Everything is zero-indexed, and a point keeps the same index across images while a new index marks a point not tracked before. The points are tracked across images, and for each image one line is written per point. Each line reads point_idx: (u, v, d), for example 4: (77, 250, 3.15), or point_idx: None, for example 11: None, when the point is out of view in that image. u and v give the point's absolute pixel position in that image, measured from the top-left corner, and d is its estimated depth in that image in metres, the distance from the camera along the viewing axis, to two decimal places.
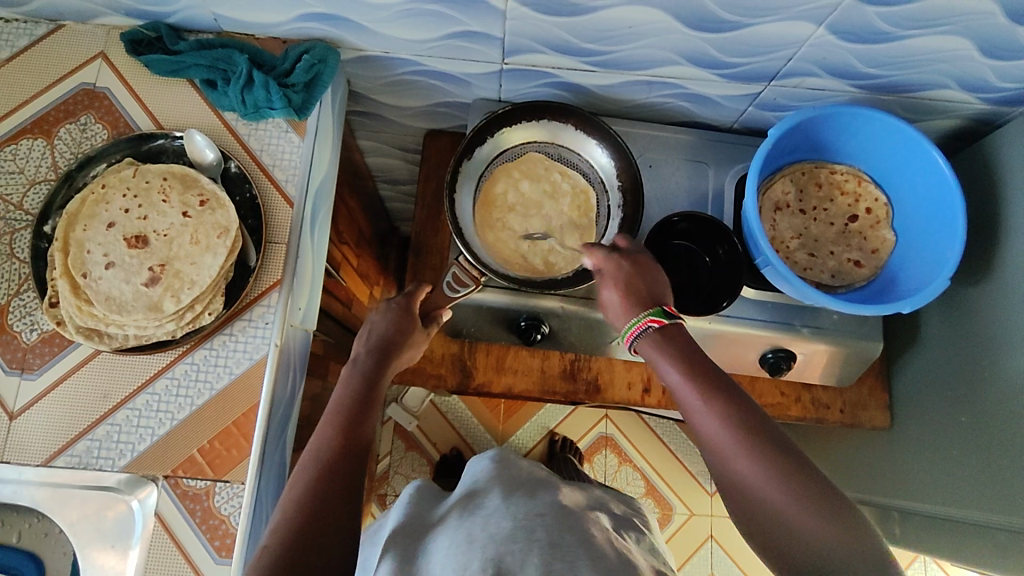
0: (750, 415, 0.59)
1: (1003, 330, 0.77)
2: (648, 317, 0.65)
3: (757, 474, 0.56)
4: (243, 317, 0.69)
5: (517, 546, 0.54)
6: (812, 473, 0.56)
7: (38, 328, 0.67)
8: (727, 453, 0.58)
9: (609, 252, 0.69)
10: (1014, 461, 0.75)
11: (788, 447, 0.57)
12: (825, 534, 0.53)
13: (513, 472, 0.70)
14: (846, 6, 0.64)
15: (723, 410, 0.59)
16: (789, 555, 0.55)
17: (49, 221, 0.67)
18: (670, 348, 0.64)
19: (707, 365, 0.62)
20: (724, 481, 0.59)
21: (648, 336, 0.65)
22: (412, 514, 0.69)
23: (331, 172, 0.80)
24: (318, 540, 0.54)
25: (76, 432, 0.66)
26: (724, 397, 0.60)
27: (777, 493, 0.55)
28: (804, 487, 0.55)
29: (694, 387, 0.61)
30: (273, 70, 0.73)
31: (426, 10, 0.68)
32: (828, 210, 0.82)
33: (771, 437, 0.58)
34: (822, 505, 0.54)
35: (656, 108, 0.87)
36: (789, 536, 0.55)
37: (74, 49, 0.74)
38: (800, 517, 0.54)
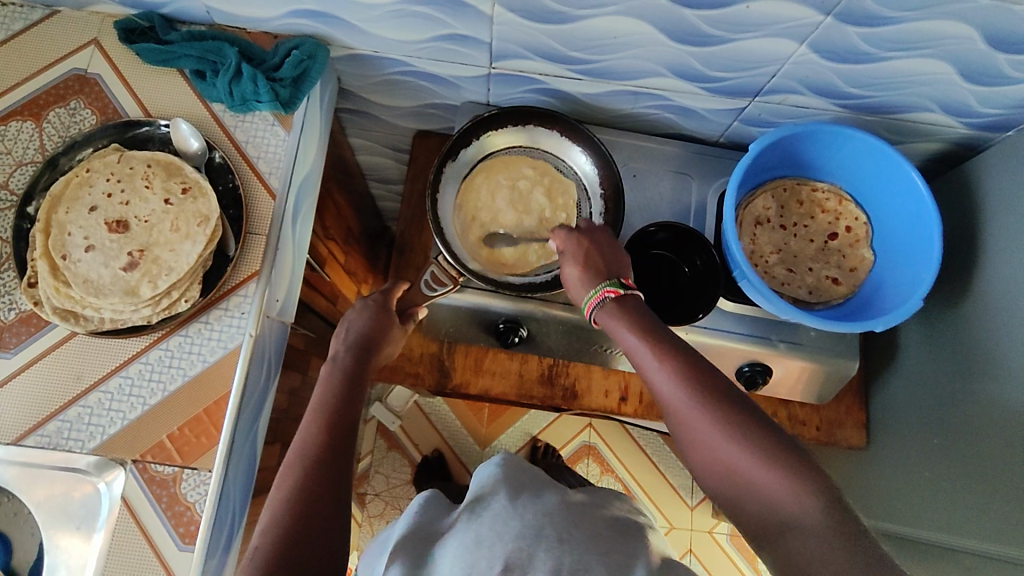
0: (709, 379, 0.59)
1: (978, 354, 0.77)
2: (604, 288, 0.66)
3: (718, 434, 0.56)
4: (219, 306, 0.70)
5: (525, 541, 0.56)
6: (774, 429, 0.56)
7: (16, 307, 0.68)
8: (689, 416, 0.58)
9: (571, 231, 0.70)
10: (983, 486, 0.75)
11: (746, 407, 0.57)
12: (785, 489, 0.52)
13: (520, 473, 0.68)
14: (828, 25, 0.65)
15: (681, 373, 0.59)
16: (746, 506, 0.54)
17: (32, 203, 0.68)
18: (630, 316, 0.64)
19: (666, 331, 0.63)
20: (690, 446, 0.58)
21: (605, 307, 0.65)
22: (420, 523, 0.66)
23: (316, 167, 0.80)
24: (312, 536, 0.53)
25: (47, 413, 0.66)
26: (682, 360, 0.60)
27: (737, 451, 0.55)
28: (764, 442, 0.54)
29: (653, 353, 0.61)
30: (263, 64, 0.75)
31: (415, 12, 0.69)
32: (808, 226, 0.83)
33: (731, 398, 0.57)
34: (784, 461, 0.53)
35: (643, 119, 0.88)
36: (752, 494, 0.54)
37: (67, 35, 0.75)
38: (750, 469, 0.54)
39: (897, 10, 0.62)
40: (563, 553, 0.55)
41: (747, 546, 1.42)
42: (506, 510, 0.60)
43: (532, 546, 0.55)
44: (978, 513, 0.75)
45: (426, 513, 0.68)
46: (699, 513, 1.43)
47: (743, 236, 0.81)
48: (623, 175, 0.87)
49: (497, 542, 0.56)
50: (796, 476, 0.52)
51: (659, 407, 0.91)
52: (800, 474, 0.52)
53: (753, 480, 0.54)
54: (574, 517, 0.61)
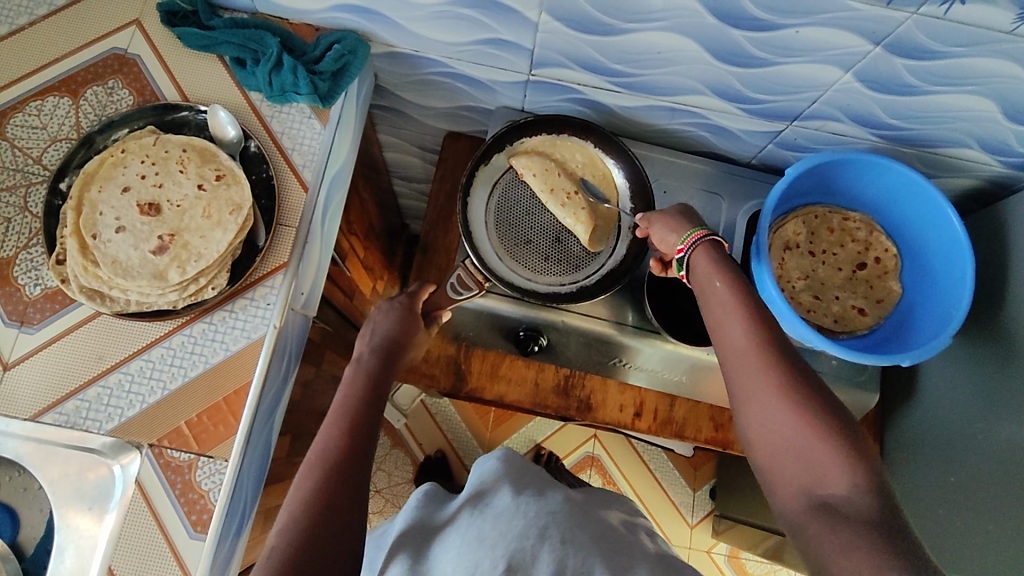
0: (783, 341, 0.54)
1: (1000, 395, 0.77)
2: (704, 231, 0.62)
3: (777, 398, 0.52)
4: (245, 296, 0.69)
5: (529, 541, 0.55)
6: (839, 409, 0.51)
7: (42, 283, 0.68)
8: (759, 376, 0.53)
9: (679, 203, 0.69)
10: (996, 528, 0.74)
11: (814, 380, 0.53)
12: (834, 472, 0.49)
13: (522, 473, 0.69)
14: (875, 54, 0.64)
15: (758, 330, 0.55)
16: (801, 494, 0.50)
17: (65, 179, 0.68)
18: (720, 262, 0.60)
19: (751, 287, 0.58)
20: (741, 406, 0.55)
21: (697, 246, 0.62)
22: (419, 519, 0.67)
23: (348, 161, 0.80)
24: (330, 540, 0.53)
25: (67, 391, 0.66)
26: (764, 318, 0.56)
27: (801, 424, 0.51)
28: (826, 419, 0.50)
29: (733, 304, 0.57)
30: (303, 56, 0.75)
31: (459, 14, 0.69)
32: (837, 255, 0.82)
33: (801, 367, 0.53)
34: (840, 441, 0.49)
35: (676, 135, 0.87)
36: (793, 465, 0.51)
37: (110, 14, 0.75)
38: (822, 456, 0.49)
39: (947, 45, 0.61)
40: (561, 553, 0.54)
41: (744, 567, 1.41)
42: (508, 509, 0.60)
43: (536, 546, 0.55)
44: (992, 555, 0.74)
45: (424, 508, 0.69)
46: (699, 532, 1.42)
47: (772, 260, 0.80)
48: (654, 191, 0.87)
49: (500, 542, 0.56)
50: (849, 459, 0.49)
51: (673, 426, 0.90)
52: (855, 460, 0.49)
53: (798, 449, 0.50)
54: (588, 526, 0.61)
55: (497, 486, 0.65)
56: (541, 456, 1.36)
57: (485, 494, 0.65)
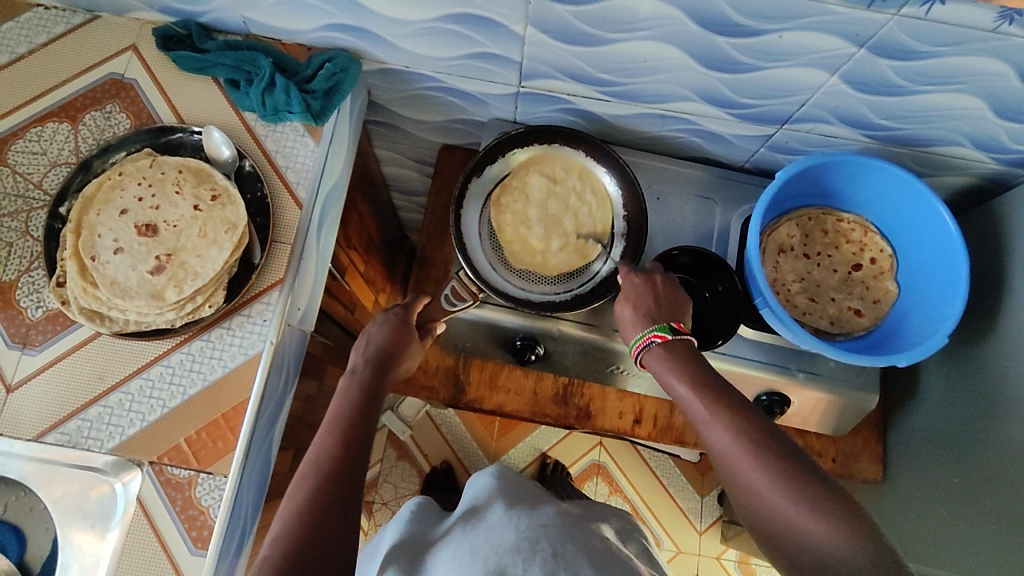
0: (757, 424, 0.58)
1: (1001, 393, 0.76)
2: (652, 332, 0.66)
3: (764, 479, 0.55)
4: (241, 312, 0.70)
5: (520, 556, 0.55)
6: (818, 475, 0.54)
7: (44, 306, 0.69)
8: (739, 465, 0.56)
9: (634, 272, 0.72)
10: (1000, 527, 0.73)
11: (793, 453, 0.56)
12: (835, 538, 0.50)
13: (514, 488, 0.70)
14: (860, 57, 0.65)
15: (732, 420, 0.58)
16: (807, 568, 0.52)
17: (64, 203, 0.69)
18: (678, 363, 0.64)
19: (717, 379, 0.62)
20: (739, 497, 0.57)
21: (653, 351, 0.66)
22: (411, 532, 0.68)
23: (342, 177, 0.81)
24: (321, 550, 0.53)
25: (69, 411, 0.67)
26: (734, 409, 0.59)
27: (787, 501, 0.53)
28: (810, 489, 0.53)
29: (704, 401, 0.60)
30: (296, 75, 0.76)
31: (447, 29, 0.70)
32: (832, 257, 0.82)
33: (778, 446, 0.56)
34: (829, 507, 0.52)
35: (668, 142, 0.88)
36: (797, 542, 0.52)
37: (107, 40, 0.77)
38: (811, 525, 0.52)
39: (932, 45, 0.61)
40: (551, 566, 0.54)
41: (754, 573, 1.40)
42: (500, 522, 0.60)
43: (527, 561, 0.54)
44: (994, 557, 0.73)
45: (417, 522, 0.70)
46: (707, 539, 1.41)
47: (766, 264, 0.81)
48: (647, 198, 0.87)
49: (491, 556, 0.56)
50: (842, 521, 0.51)
51: (674, 432, 0.90)
52: (846, 520, 0.51)
53: (796, 523, 0.52)
54: (582, 532, 0.61)
55: (490, 501, 0.66)
56: (547, 465, 1.38)
57: (479, 509, 0.66)
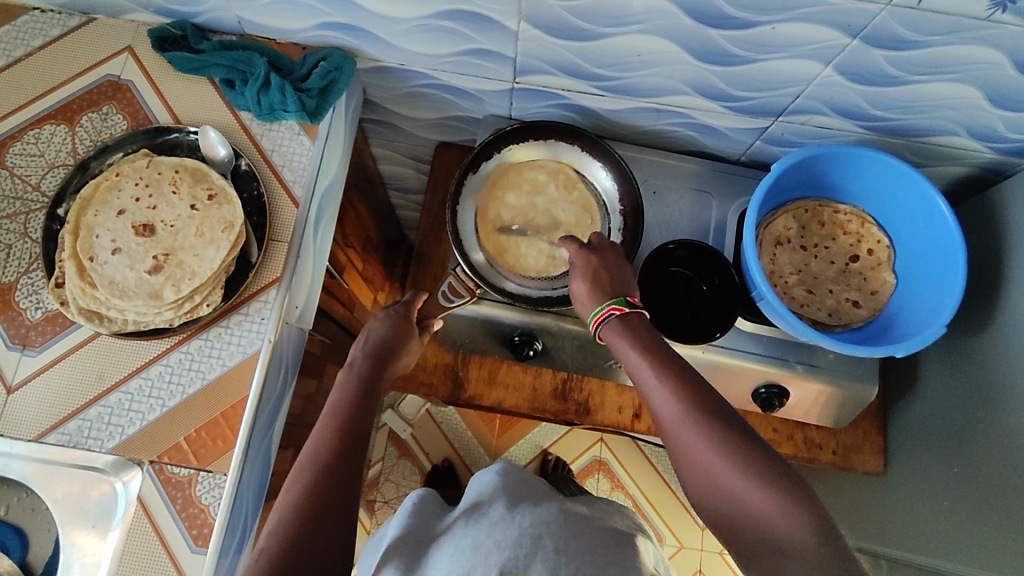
0: (705, 395, 0.58)
1: (1001, 382, 0.76)
2: (608, 305, 0.65)
3: (708, 447, 0.55)
4: (240, 311, 0.71)
5: (522, 552, 0.55)
6: (761, 449, 0.54)
7: (43, 306, 0.69)
8: (684, 434, 0.56)
9: (581, 247, 0.71)
10: (1002, 517, 0.73)
11: (741, 426, 0.56)
12: (774, 505, 0.51)
13: (518, 485, 0.70)
14: (854, 47, 0.65)
15: (679, 389, 0.58)
16: (746, 536, 0.52)
17: (63, 205, 0.70)
18: (632, 335, 0.63)
19: (667, 350, 0.62)
20: (684, 468, 0.57)
21: (610, 323, 0.65)
22: (415, 525, 0.68)
23: (339, 175, 0.81)
24: (318, 542, 0.53)
25: (69, 411, 0.67)
26: (683, 380, 0.59)
27: (731, 470, 0.53)
28: (754, 461, 0.53)
29: (654, 369, 0.60)
30: (291, 74, 0.77)
31: (441, 26, 0.70)
32: (829, 248, 0.82)
33: (725, 418, 0.56)
34: (768, 474, 0.52)
35: (663, 136, 0.88)
36: (739, 512, 0.52)
37: (103, 42, 0.77)
38: (754, 495, 0.52)
39: (925, 34, 0.61)
40: (553, 563, 0.54)
41: None
42: (504, 518, 0.61)
43: (529, 557, 0.55)
44: (998, 547, 0.73)
45: (421, 514, 0.70)
46: (710, 533, 1.41)
47: (763, 257, 0.81)
48: (643, 192, 0.87)
49: (495, 551, 0.56)
50: (780, 488, 0.51)
51: None
52: (787, 489, 0.51)
53: (740, 493, 0.52)
54: (580, 527, 0.61)
55: (494, 498, 0.66)
56: (548, 462, 1.39)
57: (482, 505, 0.66)
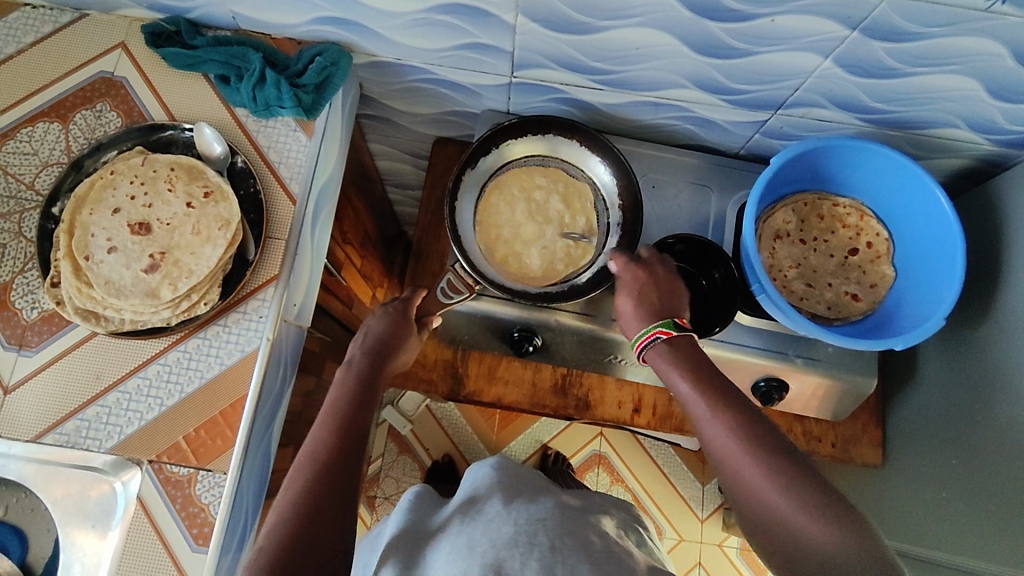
0: (752, 421, 0.59)
1: (999, 374, 0.76)
2: (656, 328, 0.67)
3: (762, 476, 0.56)
4: (237, 309, 0.70)
5: (517, 551, 0.55)
6: (810, 473, 0.56)
7: (39, 306, 0.69)
8: (736, 460, 0.58)
9: (630, 261, 0.71)
10: (1001, 509, 0.74)
11: (790, 451, 0.57)
12: (828, 534, 0.52)
13: (513, 480, 0.70)
14: (852, 39, 0.64)
15: (732, 418, 0.59)
16: (797, 560, 0.53)
17: (57, 203, 0.69)
18: (681, 359, 0.65)
19: (718, 377, 0.63)
20: (735, 493, 0.58)
21: (656, 346, 0.66)
22: (411, 521, 0.68)
23: (336, 172, 0.81)
24: (316, 541, 0.53)
25: (67, 411, 0.67)
26: (733, 406, 0.60)
27: (783, 496, 0.54)
28: (805, 487, 0.54)
29: (704, 396, 0.61)
30: (286, 69, 0.76)
31: (437, 20, 0.70)
32: (828, 242, 0.82)
33: (775, 443, 0.58)
34: (821, 500, 0.54)
35: (662, 130, 0.88)
36: (789, 537, 0.54)
37: (96, 38, 0.76)
38: (806, 520, 0.53)
39: (924, 26, 0.61)
40: (549, 560, 0.55)
41: (756, 561, 1.40)
42: (500, 514, 0.61)
43: (524, 555, 0.55)
44: (999, 540, 0.74)
45: (417, 510, 0.70)
46: (709, 526, 1.41)
47: (762, 251, 0.80)
48: (642, 186, 0.87)
49: (489, 549, 0.56)
50: (831, 514, 0.53)
51: (672, 420, 0.90)
52: (839, 515, 0.53)
53: (788, 519, 0.54)
54: (578, 525, 0.61)
55: (489, 493, 0.66)
56: (548, 457, 1.39)
57: (477, 501, 0.66)
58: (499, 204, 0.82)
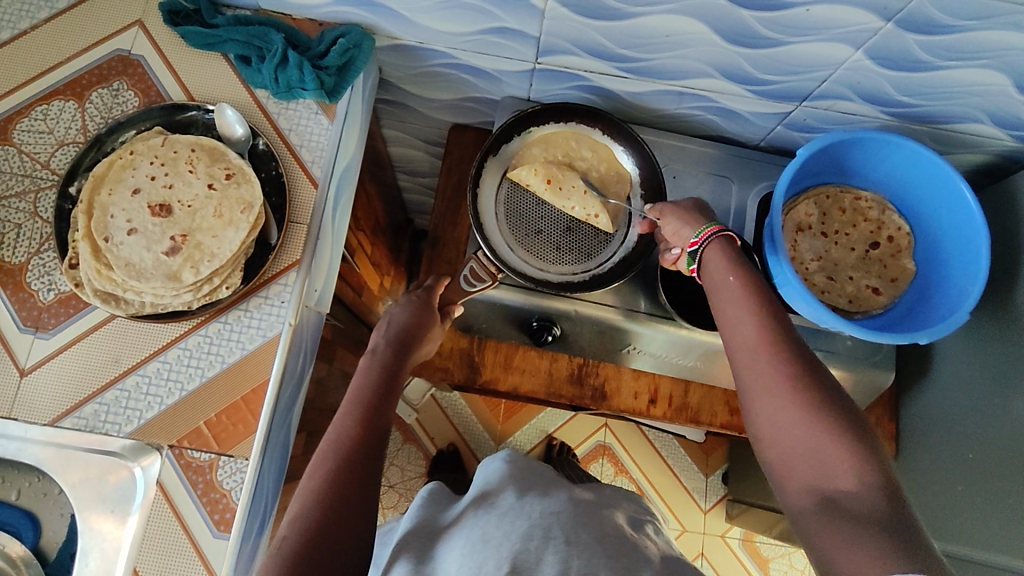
0: (789, 331, 0.56)
1: (1018, 370, 0.76)
2: (715, 228, 0.63)
3: (788, 390, 0.54)
4: (259, 294, 0.69)
5: (533, 543, 0.55)
6: (838, 399, 0.53)
7: (55, 288, 0.68)
8: (763, 365, 0.55)
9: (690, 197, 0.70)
10: (1016, 503, 0.74)
11: (818, 370, 0.55)
12: (846, 460, 0.50)
13: (526, 474, 0.69)
14: (887, 31, 0.64)
15: (768, 323, 0.57)
16: (803, 477, 0.52)
17: (75, 183, 0.68)
18: (732, 260, 0.62)
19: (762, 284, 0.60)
20: (754, 400, 0.56)
21: (711, 247, 0.63)
22: (423, 518, 0.68)
23: (357, 157, 0.80)
24: (338, 533, 0.52)
25: (85, 395, 0.66)
26: (773, 313, 0.57)
27: (805, 414, 0.52)
28: (830, 411, 0.52)
29: (746, 296, 0.58)
30: (308, 51, 0.74)
31: (464, 4, 0.68)
32: (850, 235, 0.82)
33: (808, 360, 0.55)
34: (844, 426, 0.51)
35: (684, 120, 0.87)
36: (799, 451, 0.52)
37: (112, 15, 0.75)
38: (823, 440, 0.51)
39: (959, 18, 0.61)
40: (565, 554, 0.54)
41: (759, 551, 1.41)
42: (513, 508, 0.61)
43: (540, 548, 0.55)
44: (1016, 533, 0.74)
45: (430, 507, 0.70)
46: (712, 518, 1.42)
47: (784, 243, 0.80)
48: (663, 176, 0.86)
49: (504, 542, 0.56)
50: (852, 442, 0.51)
51: (688, 411, 0.90)
52: (859, 446, 0.50)
53: (805, 433, 0.52)
54: (595, 520, 0.61)
55: (502, 487, 0.66)
56: (553, 447, 1.39)
57: (490, 495, 0.65)
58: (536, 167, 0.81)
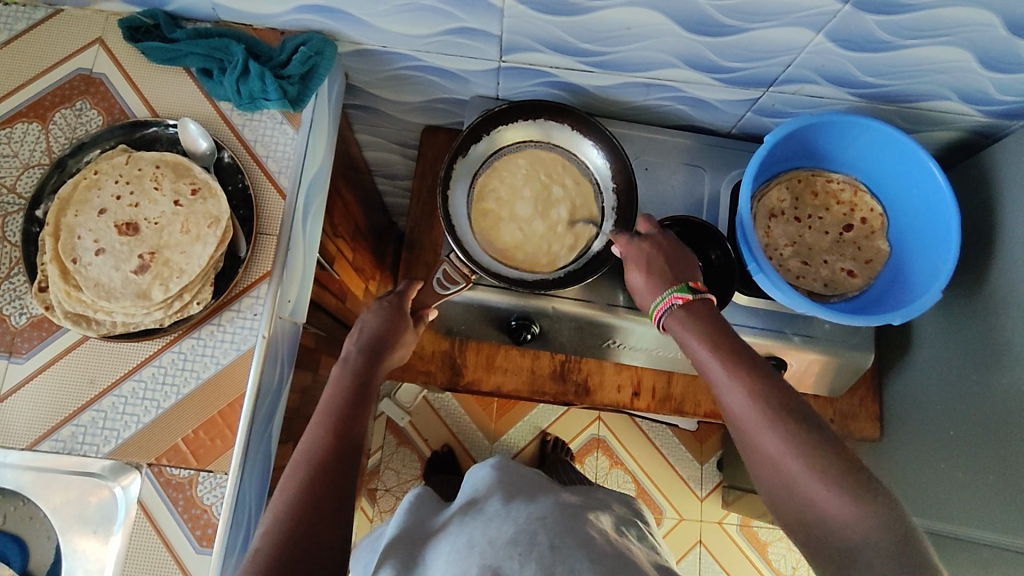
0: (773, 389, 0.57)
1: (996, 345, 0.76)
2: (672, 295, 0.64)
3: (784, 454, 0.55)
4: (231, 308, 0.69)
5: (517, 549, 0.55)
6: (836, 449, 0.55)
7: (27, 312, 0.67)
8: (755, 432, 0.57)
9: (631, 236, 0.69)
10: (999, 479, 0.75)
11: (810, 422, 0.56)
12: (855, 515, 0.52)
13: (513, 478, 0.69)
14: (846, 13, 0.63)
15: (752, 385, 0.58)
16: (818, 534, 0.54)
17: (41, 206, 0.67)
18: (702, 326, 0.62)
19: (734, 340, 0.61)
20: (756, 462, 0.57)
21: (675, 313, 0.64)
22: (411, 522, 0.68)
23: (326, 164, 0.80)
24: (311, 546, 0.53)
25: (63, 417, 0.66)
26: (754, 374, 0.58)
27: (807, 475, 0.54)
28: (830, 466, 0.53)
29: (723, 364, 0.59)
30: (270, 61, 0.74)
31: (423, 6, 0.68)
32: (823, 218, 0.82)
33: (798, 414, 0.56)
34: (846, 479, 0.53)
35: (654, 111, 0.87)
36: (810, 509, 0.54)
37: (72, 34, 0.74)
38: (829, 499, 0.53)
39: None
40: (548, 561, 0.54)
41: (756, 536, 1.42)
42: (500, 514, 0.61)
43: (523, 556, 0.54)
44: (999, 509, 0.74)
45: (416, 512, 0.70)
46: (709, 505, 1.42)
47: (757, 230, 0.80)
48: (635, 169, 0.86)
49: (489, 548, 0.56)
50: (857, 494, 0.52)
51: (672, 402, 0.90)
52: (865, 496, 0.52)
53: (812, 494, 0.54)
54: (580, 521, 0.61)
55: (489, 494, 0.66)
56: (547, 443, 1.39)
57: (478, 502, 0.66)
58: (506, 170, 0.81)
